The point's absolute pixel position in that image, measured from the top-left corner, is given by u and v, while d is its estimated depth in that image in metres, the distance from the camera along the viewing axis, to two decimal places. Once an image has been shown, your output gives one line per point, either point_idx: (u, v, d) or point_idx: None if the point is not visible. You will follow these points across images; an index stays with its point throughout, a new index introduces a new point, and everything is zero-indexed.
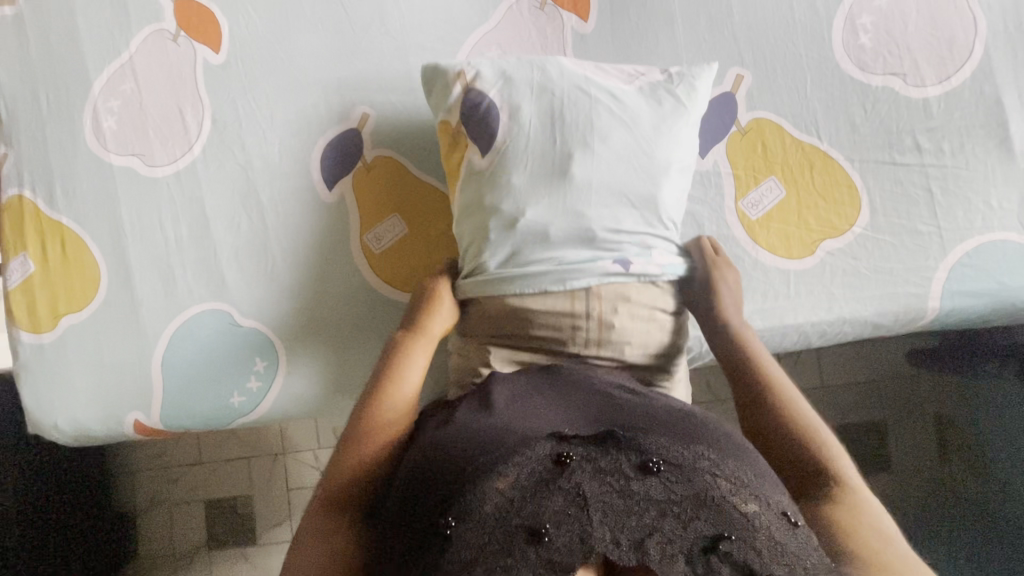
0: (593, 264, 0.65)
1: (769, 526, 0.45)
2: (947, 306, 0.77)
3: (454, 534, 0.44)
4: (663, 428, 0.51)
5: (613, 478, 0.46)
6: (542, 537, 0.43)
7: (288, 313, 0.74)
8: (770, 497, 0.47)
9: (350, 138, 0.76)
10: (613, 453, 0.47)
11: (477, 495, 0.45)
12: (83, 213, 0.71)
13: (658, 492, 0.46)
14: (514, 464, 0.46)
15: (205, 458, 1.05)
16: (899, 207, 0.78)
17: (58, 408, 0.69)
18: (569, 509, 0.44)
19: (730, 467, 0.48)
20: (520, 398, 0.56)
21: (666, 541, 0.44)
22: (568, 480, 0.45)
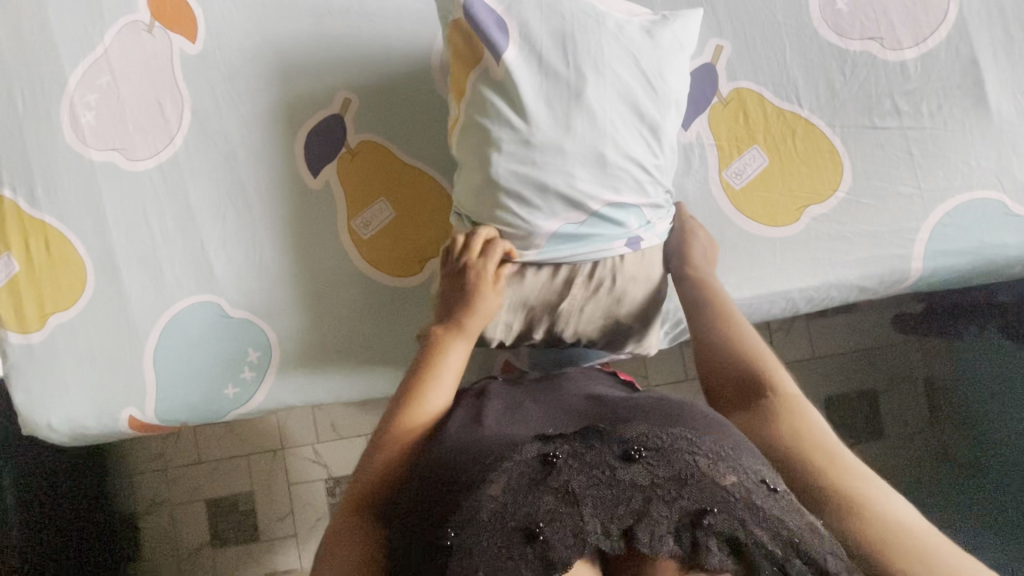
0: (606, 209, 0.64)
1: (746, 496, 0.43)
2: (930, 268, 0.73)
3: (453, 546, 0.42)
4: (643, 417, 0.49)
5: (599, 471, 0.44)
6: (536, 535, 0.41)
7: (274, 304, 0.77)
8: (747, 464, 0.45)
9: (332, 125, 0.77)
10: (597, 445, 0.45)
11: (473, 502, 0.44)
12: (65, 212, 0.76)
13: (643, 477, 0.43)
14: (501, 467, 0.45)
15: (204, 458, 1.31)
16: (880, 170, 0.74)
17: (53, 408, 0.75)
18: (559, 504, 0.43)
19: (708, 443, 0.46)
20: (505, 409, 0.56)
21: (656, 523, 0.41)
22: (556, 479, 0.44)
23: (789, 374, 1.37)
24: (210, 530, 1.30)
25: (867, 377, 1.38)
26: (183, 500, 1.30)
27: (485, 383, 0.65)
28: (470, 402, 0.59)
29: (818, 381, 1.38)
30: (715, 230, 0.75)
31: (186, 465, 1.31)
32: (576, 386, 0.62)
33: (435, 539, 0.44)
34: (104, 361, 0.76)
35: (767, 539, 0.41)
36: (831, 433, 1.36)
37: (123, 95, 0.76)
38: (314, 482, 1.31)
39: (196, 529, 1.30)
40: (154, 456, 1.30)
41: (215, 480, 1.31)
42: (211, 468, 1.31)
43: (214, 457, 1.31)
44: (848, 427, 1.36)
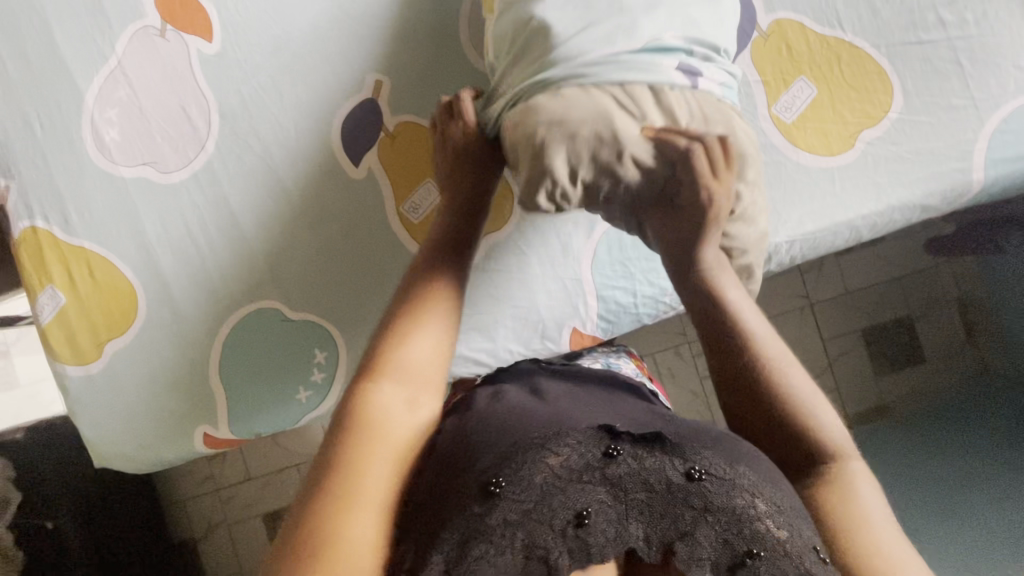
0: (657, 51, 0.53)
1: (797, 554, 0.42)
2: (991, 177, 0.73)
3: (501, 497, 0.42)
4: (711, 437, 0.48)
5: (655, 479, 0.44)
6: (585, 521, 0.42)
7: (333, 301, 0.75)
8: (805, 527, 0.44)
9: (367, 111, 0.75)
10: (660, 455, 0.45)
11: (528, 466, 0.43)
12: (104, 236, 0.73)
13: (697, 499, 0.43)
14: (566, 444, 0.44)
15: (256, 473, 1.29)
16: (932, 85, 0.73)
17: (125, 437, 0.74)
18: (608, 497, 0.43)
19: (770, 490, 0.44)
20: (564, 395, 0.55)
21: (697, 545, 0.42)
22: (613, 471, 0.44)
23: (824, 313, 1.38)
24: (273, 542, 1.29)
25: (901, 304, 1.39)
26: (241, 517, 1.29)
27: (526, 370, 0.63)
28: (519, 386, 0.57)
29: (853, 315, 1.38)
30: (771, 167, 0.74)
31: (240, 482, 1.29)
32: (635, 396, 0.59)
33: (479, 482, 0.42)
34: (168, 382, 0.74)
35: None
36: (872, 363, 1.38)
37: (146, 105, 0.73)
38: None
39: (259, 542, 1.29)
40: (207, 476, 1.29)
41: (270, 493, 1.30)
42: (265, 482, 1.29)
43: (265, 471, 1.30)
44: (887, 354, 1.39)
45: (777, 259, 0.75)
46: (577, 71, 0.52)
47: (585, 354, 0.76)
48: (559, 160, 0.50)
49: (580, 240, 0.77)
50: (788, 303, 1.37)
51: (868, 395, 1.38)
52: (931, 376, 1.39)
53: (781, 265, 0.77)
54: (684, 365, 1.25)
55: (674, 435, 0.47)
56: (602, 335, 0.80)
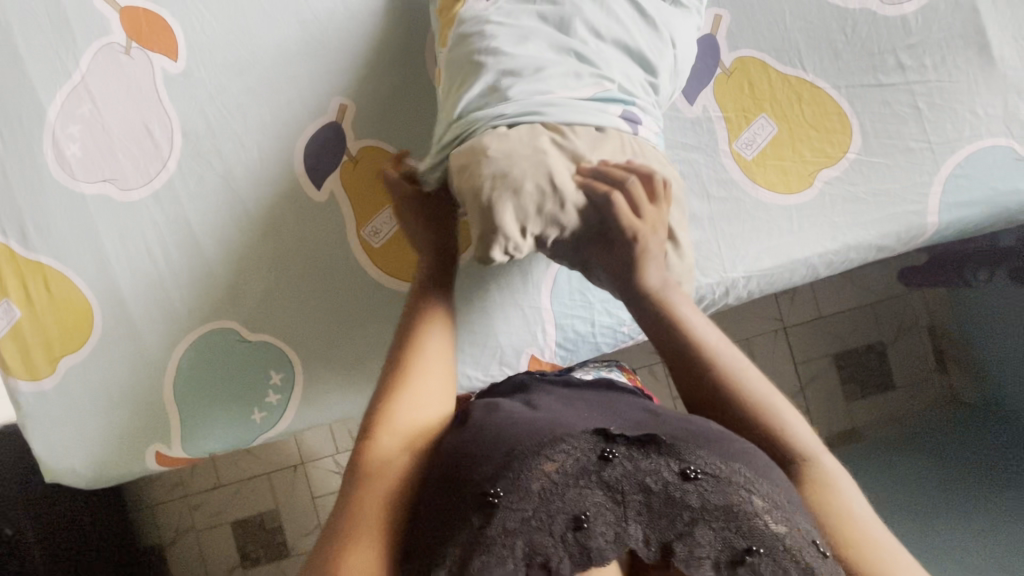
0: (601, 97, 0.57)
1: (795, 549, 0.37)
2: (947, 220, 0.74)
3: (499, 506, 0.37)
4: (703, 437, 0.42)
5: (652, 482, 0.38)
6: (584, 525, 0.36)
7: (291, 323, 0.75)
8: (800, 522, 0.39)
9: (331, 134, 0.75)
10: (655, 455, 0.39)
11: (521, 473, 0.38)
12: (62, 251, 0.73)
13: (696, 499, 0.37)
14: (561, 448, 0.39)
15: (224, 482, 1.29)
16: (889, 128, 0.74)
17: (76, 453, 0.73)
18: (607, 500, 0.37)
19: (766, 486, 0.39)
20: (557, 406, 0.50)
21: (698, 545, 0.36)
22: (609, 474, 0.38)
23: (797, 337, 1.38)
24: (239, 551, 1.29)
25: (873, 331, 1.40)
26: (208, 525, 1.29)
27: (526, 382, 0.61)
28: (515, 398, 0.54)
29: (826, 340, 1.39)
30: (730, 203, 0.75)
31: (207, 490, 1.29)
32: (628, 400, 0.56)
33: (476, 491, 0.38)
34: (123, 399, 0.74)
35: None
36: (843, 388, 1.39)
37: (108, 122, 0.73)
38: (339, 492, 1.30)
39: (226, 552, 1.29)
40: (174, 484, 1.28)
41: (238, 503, 1.29)
42: (233, 491, 1.29)
43: (234, 480, 1.29)
44: (859, 380, 1.40)
45: (735, 293, 0.76)
46: (534, 112, 0.54)
47: (575, 369, 0.71)
48: (507, 216, 0.50)
49: (541, 268, 0.78)
50: (763, 326, 1.37)
51: (839, 420, 1.39)
52: (901, 402, 1.40)
53: (717, 309, 0.78)
54: (656, 386, 1.25)
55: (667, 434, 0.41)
56: (561, 362, 0.80)
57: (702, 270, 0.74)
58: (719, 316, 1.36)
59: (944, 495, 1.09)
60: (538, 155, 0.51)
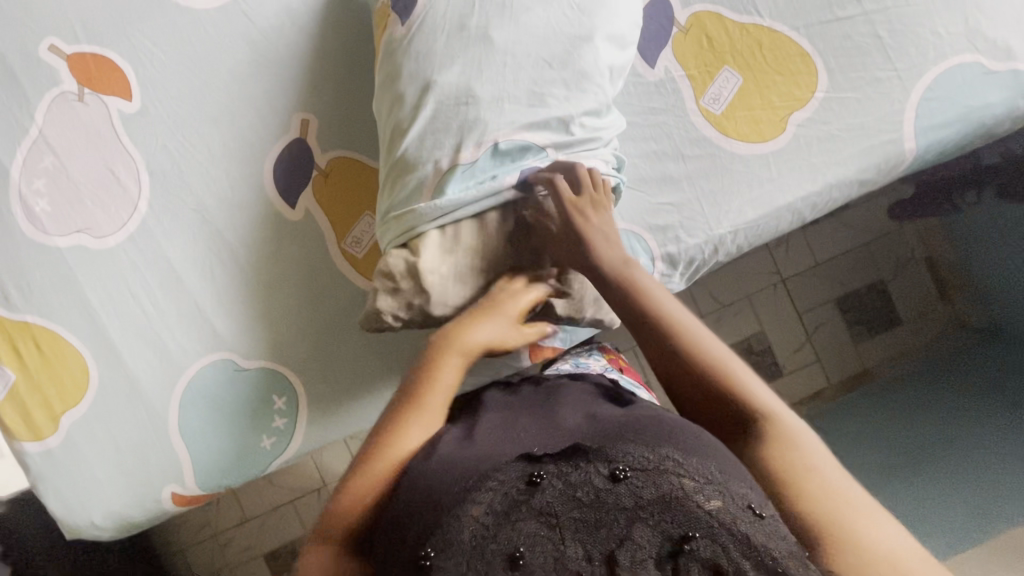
0: (512, 152, 0.62)
1: (729, 523, 0.40)
2: (924, 145, 0.73)
3: (433, 566, 0.40)
4: (634, 432, 0.46)
5: (584, 493, 0.41)
6: (518, 562, 0.39)
7: (286, 345, 0.75)
8: (735, 489, 0.42)
9: (297, 151, 0.74)
10: (582, 465, 0.42)
11: (453, 524, 0.40)
12: (48, 307, 0.72)
13: (628, 499, 0.41)
14: (487, 489, 0.41)
15: (251, 515, 1.29)
16: (854, 61, 0.73)
17: (92, 507, 0.73)
18: (541, 530, 0.40)
19: (696, 463, 0.43)
20: (498, 425, 0.52)
21: (637, 548, 0.39)
22: (538, 499, 0.41)
23: (797, 287, 1.38)
24: None
25: (872, 270, 1.39)
26: (241, 560, 1.28)
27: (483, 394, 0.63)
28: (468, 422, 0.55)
29: (827, 285, 1.38)
30: (706, 160, 0.74)
31: (236, 526, 1.29)
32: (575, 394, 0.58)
33: (413, 556, 0.41)
34: (130, 446, 0.73)
35: (747, 566, 0.39)
36: (850, 331, 1.39)
37: (73, 172, 0.72)
38: None
39: None
40: (202, 524, 1.28)
41: (268, 534, 1.29)
42: (261, 523, 1.29)
43: (260, 511, 1.29)
44: (864, 321, 1.39)
45: (724, 250, 0.75)
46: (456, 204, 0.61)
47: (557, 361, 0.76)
48: (387, 301, 0.62)
49: None
50: (762, 281, 1.37)
51: (850, 363, 1.39)
52: (909, 337, 1.40)
53: (709, 269, 0.78)
54: None
55: (594, 440, 0.45)
56: (562, 345, 0.80)
57: (688, 231, 0.74)
58: (717, 277, 1.36)
59: (963, 421, 1.09)
60: (427, 259, 0.60)
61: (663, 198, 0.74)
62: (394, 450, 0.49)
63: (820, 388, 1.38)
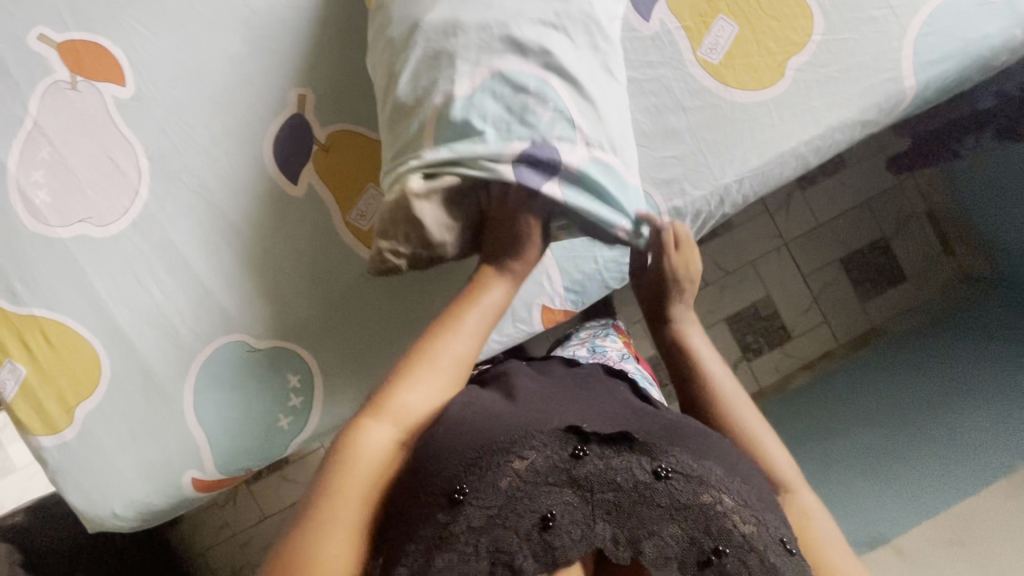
0: (506, 88, 0.61)
1: (757, 546, 0.47)
2: (924, 81, 0.73)
3: (464, 503, 0.44)
4: (681, 437, 0.52)
5: (623, 478, 0.48)
6: (550, 524, 0.45)
7: (298, 323, 0.74)
8: (768, 521, 0.49)
9: (296, 126, 0.74)
10: (627, 455, 0.49)
11: (495, 471, 0.46)
12: (54, 300, 0.72)
13: (663, 497, 0.47)
14: (531, 448, 0.47)
15: (270, 512, 1.28)
16: (849, 1, 0.73)
17: (112, 497, 0.72)
18: (574, 500, 0.47)
19: (735, 485, 0.50)
20: (537, 394, 0.56)
21: (662, 544, 0.46)
22: (580, 471, 0.48)
23: (800, 249, 1.38)
24: None
25: (874, 227, 1.39)
26: (264, 558, 1.28)
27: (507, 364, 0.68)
28: (498, 386, 0.59)
29: (830, 246, 1.38)
30: (706, 110, 0.74)
31: (256, 524, 1.28)
32: (612, 393, 0.61)
33: (445, 491, 0.45)
34: (148, 435, 0.73)
35: None
36: (856, 289, 1.39)
37: (71, 162, 0.72)
38: None
39: None
40: (221, 525, 1.27)
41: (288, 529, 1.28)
42: (281, 518, 1.28)
43: (279, 507, 1.28)
44: (869, 279, 1.39)
45: (730, 200, 0.75)
46: (454, 152, 0.60)
47: (568, 345, 0.81)
48: (386, 240, 0.64)
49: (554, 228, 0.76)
50: (765, 245, 1.37)
51: (858, 321, 1.39)
52: (915, 292, 1.40)
53: (716, 221, 0.78)
54: None
55: (643, 433, 0.51)
56: (574, 307, 0.80)
57: (693, 183, 0.74)
58: (720, 244, 1.36)
59: (980, 367, 1.07)
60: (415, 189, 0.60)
61: (666, 151, 0.74)
62: (437, 353, 0.54)
63: (829, 349, 1.38)
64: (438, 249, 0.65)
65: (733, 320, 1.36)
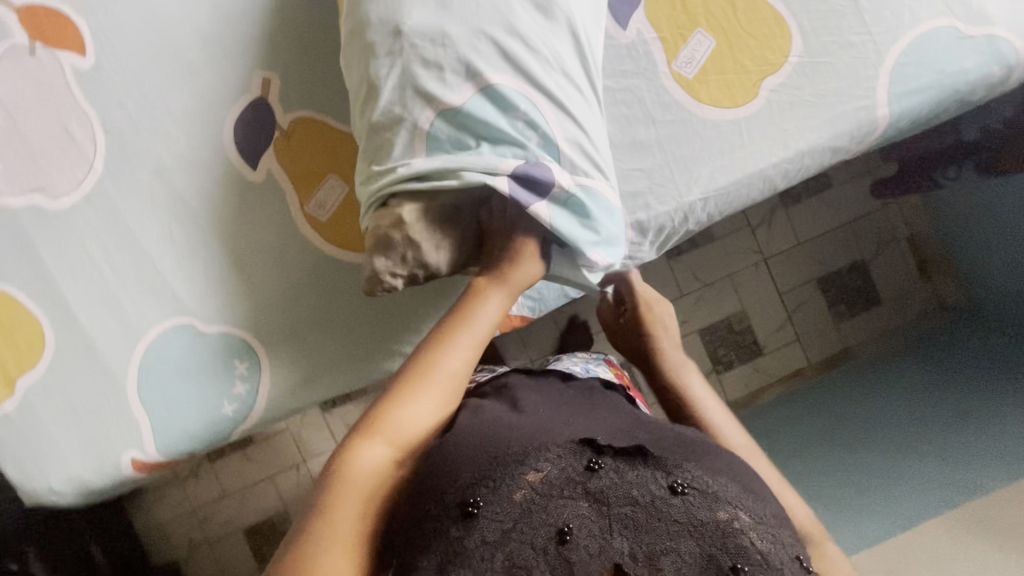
0: (493, 109, 0.61)
1: (779, 565, 0.42)
2: (897, 112, 0.72)
3: (478, 515, 0.42)
4: (695, 452, 0.49)
5: (640, 493, 0.43)
6: (566, 537, 0.41)
7: (249, 310, 0.73)
8: (785, 539, 0.44)
9: (259, 110, 0.72)
10: (642, 467, 0.45)
11: (507, 483, 0.43)
12: (0, 269, 0.71)
13: (680, 512, 0.43)
14: (545, 459, 0.45)
15: (230, 491, 1.28)
16: (829, 24, 0.72)
17: (50, 472, 0.72)
18: (591, 513, 0.43)
19: (753, 502, 0.45)
20: (549, 406, 0.54)
21: (682, 562, 0.41)
22: (593, 483, 0.44)
23: (778, 267, 1.37)
24: (255, 557, 1.28)
25: (853, 250, 1.39)
26: (219, 536, 1.28)
27: (505, 375, 0.63)
28: (498, 398, 0.56)
29: (809, 265, 1.38)
30: (677, 125, 0.73)
31: (215, 502, 1.28)
32: (609, 402, 0.58)
33: (457, 503, 0.43)
34: (90, 413, 0.72)
35: None
36: (831, 311, 1.39)
37: (25, 130, 0.70)
38: None
39: (240, 561, 1.28)
40: (182, 500, 1.28)
41: (246, 509, 1.28)
42: (241, 498, 1.28)
43: (239, 487, 1.28)
44: (845, 301, 1.39)
45: (695, 218, 0.75)
46: (444, 169, 0.60)
47: (564, 360, 0.75)
48: (380, 262, 0.62)
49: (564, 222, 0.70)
50: (743, 260, 1.36)
51: (830, 342, 1.39)
52: (889, 317, 1.40)
53: (680, 238, 0.77)
54: None
55: (655, 447, 0.48)
56: (531, 314, 0.80)
57: (658, 198, 0.73)
58: (699, 256, 1.35)
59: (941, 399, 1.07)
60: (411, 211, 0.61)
61: (633, 163, 0.73)
62: (433, 371, 0.53)
63: (799, 368, 1.38)
64: (433, 269, 0.64)
65: (705, 333, 1.36)
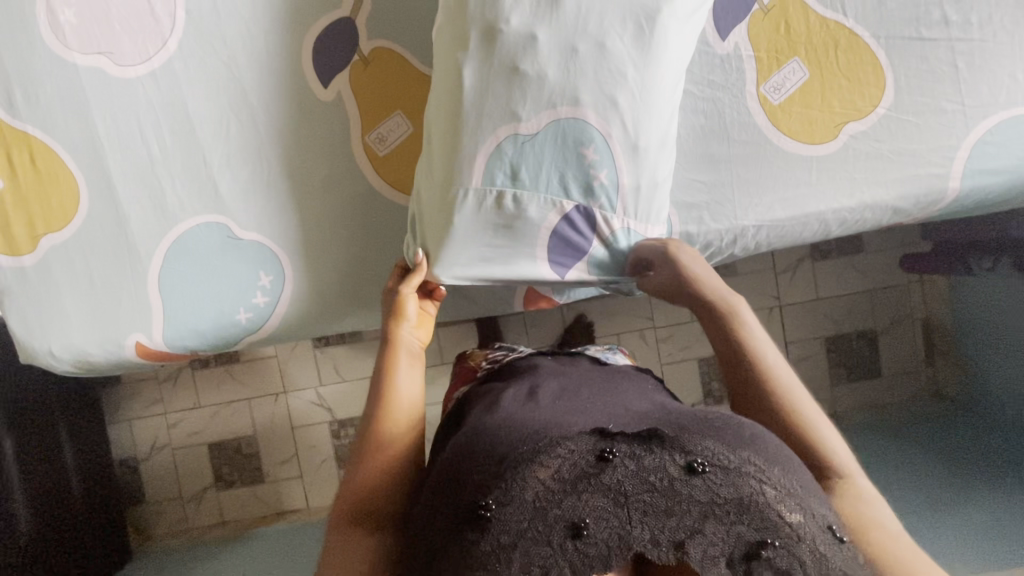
0: (568, 150, 0.61)
1: (811, 538, 0.38)
2: (967, 188, 0.72)
3: (492, 519, 0.38)
4: (710, 426, 0.43)
5: (657, 479, 0.38)
6: (581, 532, 0.37)
7: (284, 224, 0.73)
8: (815, 508, 0.40)
9: (344, 29, 0.71)
10: (658, 451, 0.39)
11: (516, 484, 0.38)
12: (50, 122, 0.69)
13: (703, 494, 0.38)
14: (555, 453, 0.39)
15: (202, 403, 1.26)
16: (924, 85, 0.71)
17: (52, 335, 0.71)
18: (608, 505, 0.38)
19: (779, 474, 0.40)
20: (564, 394, 0.52)
21: (710, 544, 0.37)
22: (608, 476, 0.38)
23: (792, 316, 1.38)
24: (214, 473, 1.27)
25: (869, 317, 1.39)
26: (183, 444, 1.26)
27: (534, 358, 0.62)
28: (519, 385, 0.54)
29: (821, 322, 1.38)
30: (749, 147, 0.72)
31: (185, 411, 1.26)
32: (636, 387, 0.56)
33: (470, 504, 0.40)
34: (105, 287, 0.71)
35: None
36: (831, 371, 1.39)
37: None
38: (316, 426, 1.28)
39: (199, 473, 1.27)
40: (150, 402, 1.25)
41: (215, 425, 1.27)
42: (212, 413, 1.26)
43: (213, 403, 1.26)
44: (847, 365, 1.40)
45: (743, 243, 0.74)
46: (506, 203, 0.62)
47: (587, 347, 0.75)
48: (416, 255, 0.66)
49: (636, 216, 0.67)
50: (760, 301, 1.36)
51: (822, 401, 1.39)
52: (886, 391, 1.41)
53: (722, 259, 0.77)
54: (648, 349, 1.24)
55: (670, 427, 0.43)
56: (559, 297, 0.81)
57: (712, 215, 0.73)
58: None
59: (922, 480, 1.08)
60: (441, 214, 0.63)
61: (698, 175, 0.73)
62: (381, 435, 0.51)
63: None
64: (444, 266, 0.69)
65: None
